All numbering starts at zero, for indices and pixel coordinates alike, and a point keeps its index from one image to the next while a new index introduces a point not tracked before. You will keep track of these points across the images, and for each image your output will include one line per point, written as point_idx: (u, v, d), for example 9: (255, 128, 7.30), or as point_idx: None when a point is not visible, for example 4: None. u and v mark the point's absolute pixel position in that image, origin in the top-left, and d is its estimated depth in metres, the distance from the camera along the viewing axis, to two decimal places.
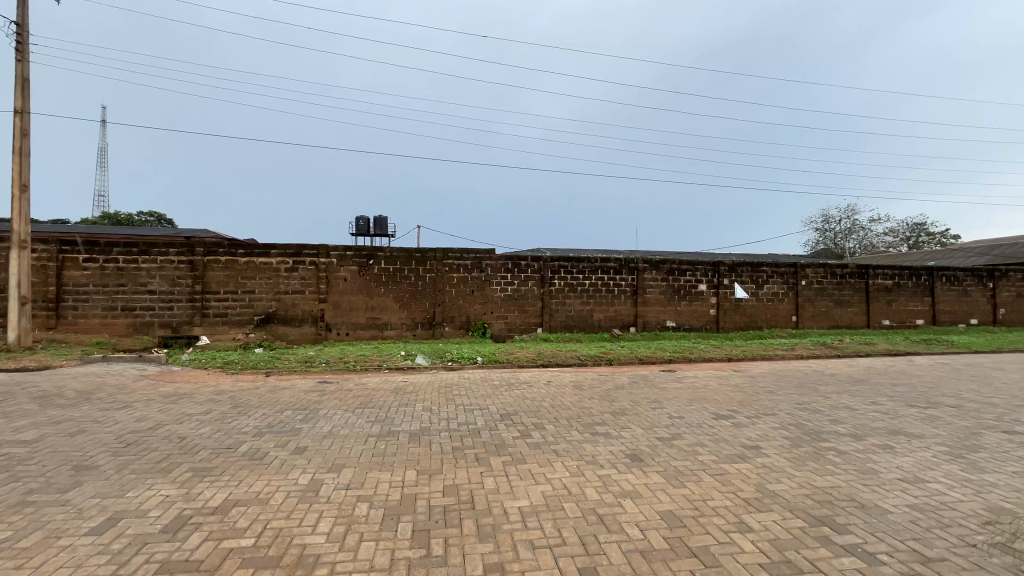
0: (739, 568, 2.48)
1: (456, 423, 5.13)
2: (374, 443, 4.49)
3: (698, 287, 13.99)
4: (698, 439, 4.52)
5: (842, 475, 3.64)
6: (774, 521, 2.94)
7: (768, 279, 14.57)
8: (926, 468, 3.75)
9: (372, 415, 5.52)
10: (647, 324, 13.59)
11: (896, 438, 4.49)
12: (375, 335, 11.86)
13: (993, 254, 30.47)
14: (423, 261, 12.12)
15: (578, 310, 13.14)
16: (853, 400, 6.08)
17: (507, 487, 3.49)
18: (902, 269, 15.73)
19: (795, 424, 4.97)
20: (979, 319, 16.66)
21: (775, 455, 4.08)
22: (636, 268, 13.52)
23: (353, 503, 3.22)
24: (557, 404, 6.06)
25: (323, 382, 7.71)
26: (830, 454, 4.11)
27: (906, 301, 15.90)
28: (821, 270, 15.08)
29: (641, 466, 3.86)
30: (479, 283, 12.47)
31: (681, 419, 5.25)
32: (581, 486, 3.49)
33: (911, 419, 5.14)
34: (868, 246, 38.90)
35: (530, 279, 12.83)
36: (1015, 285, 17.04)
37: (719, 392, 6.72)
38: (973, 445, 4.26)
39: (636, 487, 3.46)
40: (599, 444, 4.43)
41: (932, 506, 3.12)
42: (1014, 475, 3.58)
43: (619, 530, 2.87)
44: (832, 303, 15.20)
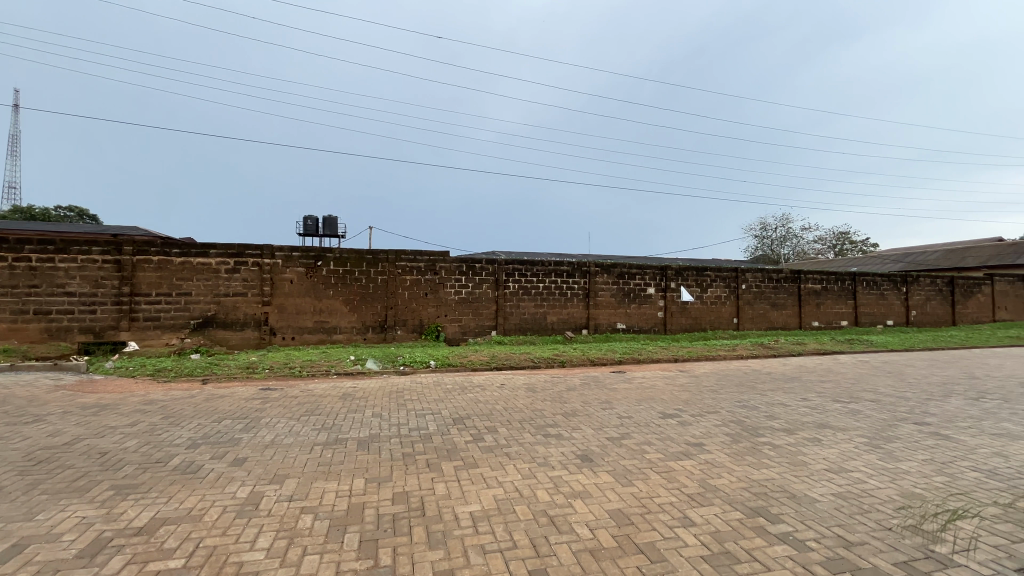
0: (682, 562, 2.57)
1: (407, 429, 5.03)
2: (320, 452, 4.32)
3: (647, 291, 14.48)
4: (646, 438, 4.66)
5: (775, 468, 3.87)
6: (715, 515, 3.08)
7: (712, 283, 15.30)
8: (849, 458, 4.06)
9: (318, 422, 5.31)
10: (599, 326, 13.92)
11: (823, 431, 4.83)
12: (323, 339, 11.45)
13: (906, 261, 33.53)
14: (375, 263, 11.82)
15: (532, 313, 13.25)
16: (787, 397, 6.48)
17: (458, 492, 3.45)
18: (830, 274, 17.00)
19: (735, 421, 5.23)
20: (895, 320, 18.27)
21: (717, 451, 4.27)
22: (589, 272, 13.82)
23: (296, 516, 3.07)
24: (509, 406, 6.07)
25: (266, 389, 7.35)
26: (765, 448, 4.36)
27: (832, 304, 17.18)
28: (759, 275, 16.02)
29: (590, 466, 3.94)
30: (433, 285, 12.31)
31: (630, 419, 5.39)
32: (532, 488, 3.52)
33: (837, 413, 5.55)
34: (800, 253, 41.76)
35: (484, 282, 12.81)
36: (924, 289, 18.82)
37: (665, 391, 6.97)
38: (889, 436, 4.65)
39: (586, 487, 3.53)
40: (551, 445, 4.48)
41: (854, 493, 3.37)
42: (923, 462, 3.93)
43: (569, 530, 2.91)
44: (769, 305, 16.17)
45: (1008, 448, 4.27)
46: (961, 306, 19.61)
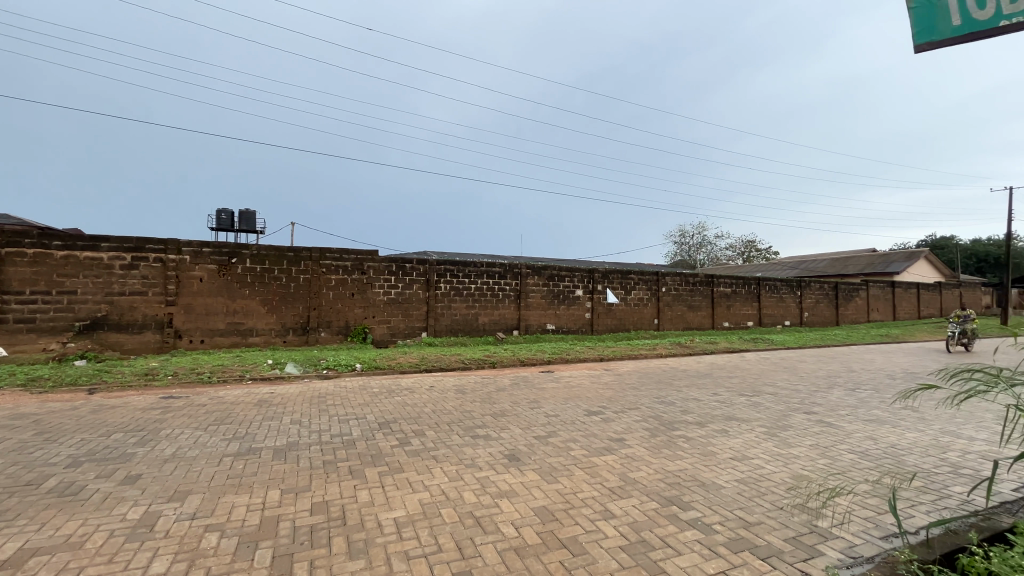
0: (602, 553, 2.67)
1: (329, 436, 4.79)
2: (230, 464, 4.00)
3: (576, 292, 14.95)
4: (572, 436, 4.79)
5: (687, 458, 4.15)
6: (633, 506, 3.24)
7: (635, 286, 16.13)
8: (750, 447, 4.45)
9: (228, 432, 4.91)
10: (529, 326, 14.16)
11: (730, 423, 5.26)
12: (237, 342, 10.62)
13: (801, 267, 37.48)
14: (297, 261, 11.18)
15: (463, 314, 13.18)
16: (699, 392, 6.97)
17: (382, 499, 3.35)
18: (738, 279, 18.57)
19: (653, 416, 5.55)
20: (791, 321, 20.32)
21: (637, 446, 4.50)
22: (520, 274, 14.00)
23: (199, 535, 2.82)
24: (438, 409, 6.00)
25: (168, 397, 6.67)
26: (680, 440, 4.66)
27: (740, 306, 18.77)
28: (677, 279, 17.11)
29: (517, 465, 3.99)
30: (360, 285, 11.85)
31: (557, 417, 5.52)
32: (459, 490, 3.49)
33: (741, 406, 6.06)
34: (714, 259, 45.23)
35: (415, 282, 12.54)
36: (815, 292, 21.12)
37: (591, 390, 7.24)
38: (784, 425, 5.17)
39: (512, 486, 3.56)
40: (479, 446, 4.48)
41: (754, 478, 3.71)
42: (811, 447, 4.41)
43: (495, 530, 2.93)
44: (686, 307, 17.34)
45: (876, 432, 4.90)
46: (843, 308, 22.23)
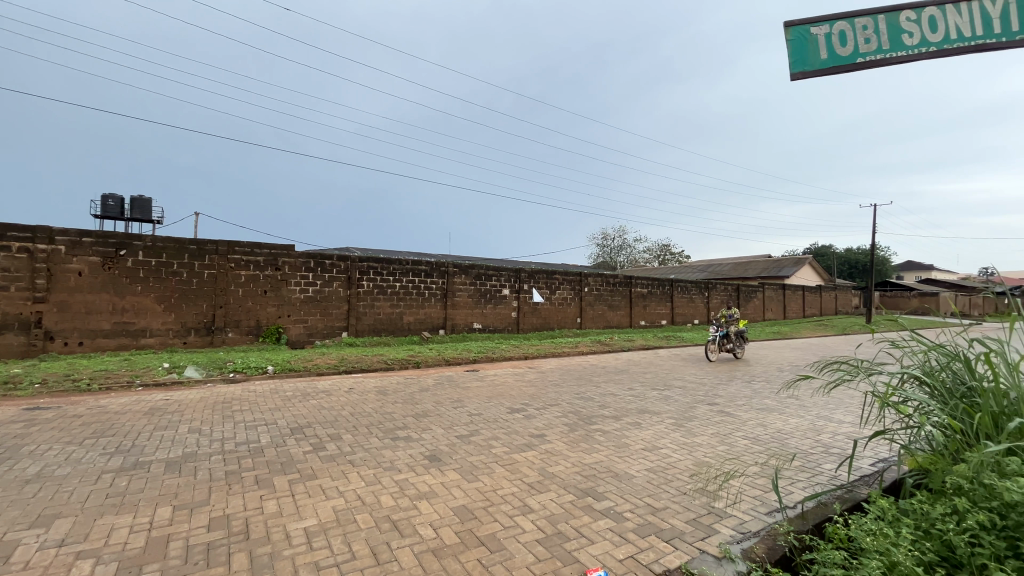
0: (519, 548, 2.72)
1: (233, 444, 4.42)
2: (111, 481, 3.55)
3: (502, 292, 15.09)
4: (494, 433, 4.83)
5: (603, 451, 4.35)
6: (550, 500, 3.33)
7: (559, 286, 16.60)
8: (660, 437, 4.76)
9: (109, 445, 4.36)
10: (455, 326, 14.06)
11: (642, 416, 5.59)
12: (125, 344, 9.47)
13: (708, 271, 40.68)
14: (200, 255, 10.20)
15: (386, 313, 12.78)
16: (616, 388, 7.32)
17: (292, 508, 3.15)
18: (654, 281, 19.80)
19: (573, 412, 5.74)
20: (699, 319, 22.02)
21: (556, 441, 4.63)
22: (447, 272, 13.88)
23: (69, 564, 2.47)
24: (357, 411, 5.77)
25: (34, 408, 5.79)
26: (597, 434, 4.87)
27: (655, 305, 20.02)
28: (599, 280, 17.88)
29: (438, 466, 3.95)
30: (274, 282, 11.08)
31: (480, 416, 5.53)
32: (376, 494, 3.38)
33: (653, 400, 6.46)
34: (633, 261, 47.81)
35: (335, 279, 11.96)
36: (720, 294, 23.06)
37: (514, 388, 7.33)
38: (690, 416, 5.58)
39: (432, 487, 3.52)
40: (398, 448, 4.36)
41: (661, 467, 3.97)
42: (711, 435, 4.81)
43: (413, 532, 2.87)
44: (607, 307, 18.19)
45: (766, 419, 5.45)
46: (744, 308, 24.49)
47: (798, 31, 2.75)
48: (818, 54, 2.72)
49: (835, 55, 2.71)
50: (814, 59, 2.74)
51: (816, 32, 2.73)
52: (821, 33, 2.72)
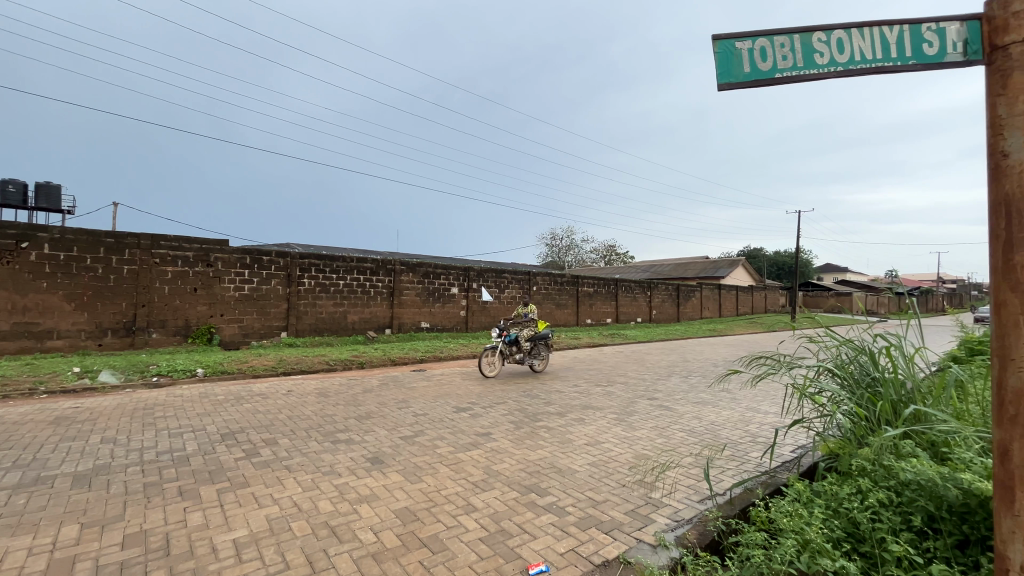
0: (462, 547, 2.70)
1: (154, 453, 4.10)
2: (5, 500, 3.18)
3: (451, 290, 14.96)
4: (439, 433, 4.78)
5: (548, 447, 4.42)
6: (494, 498, 3.34)
7: (508, 284, 16.69)
8: (602, 432, 4.90)
9: (5, 460, 3.90)
10: (402, 325, 13.78)
11: (586, 412, 5.73)
12: (28, 347, 8.52)
13: (651, 271, 42.25)
14: (119, 249, 9.38)
15: (329, 313, 12.31)
16: (562, 385, 7.48)
17: (220, 519, 2.96)
18: (600, 281, 20.35)
19: (519, 410, 5.79)
20: (642, 318, 22.88)
21: (502, 438, 4.65)
22: (393, 270, 13.58)
23: None
24: (296, 414, 5.52)
25: None
26: (542, 431, 4.94)
27: (601, 304, 20.59)
28: (547, 279, 18.15)
29: (380, 468, 3.85)
30: (205, 279, 10.37)
31: (425, 416, 5.45)
32: (314, 500, 3.25)
33: (597, 396, 6.64)
34: (581, 262, 48.92)
35: (273, 277, 11.38)
36: (661, 293, 24.07)
37: (461, 387, 7.29)
38: (631, 411, 5.79)
39: (373, 490, 3.43)
40: (339, 451, 4.22)
41: (603, 461, 4.09)
42: (651, 429, 5.01)
43: (352, 537, 2.78)
44: (554, 305, 18.50)
45: (701, 412, 5.75)
46: (683, 307, 25.70)
47: (717, 45, 1.71)
48: (743, 72, 1.68)
49: (764, 78, 1.68)
50: (736, 78, 1.70)
51: (740, 45, 1.70)
52: (747, 47, 1.69)
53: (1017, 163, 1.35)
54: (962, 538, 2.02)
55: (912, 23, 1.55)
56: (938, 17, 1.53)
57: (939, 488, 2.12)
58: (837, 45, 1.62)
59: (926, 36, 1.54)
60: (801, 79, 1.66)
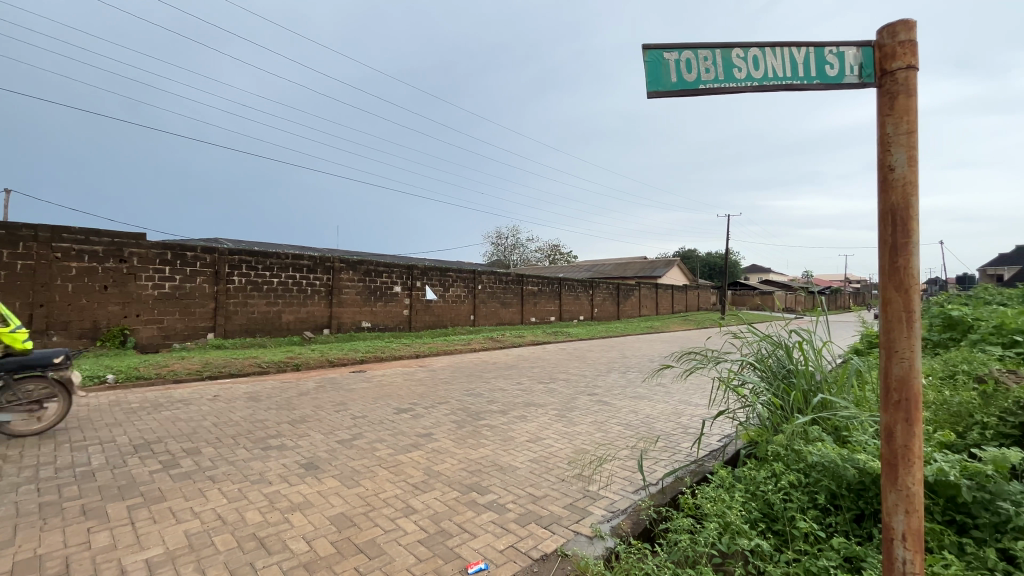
0: (399, 551, 2.65)
1: (53, 470, 3.69)
2: None
3: (394, 289, 14.61)
4: (379, 436, 4.66)
5: (489, 445, 4.44)
6: (435, 499, 3.30)
7: (452, 283, 16.53)
8: (543, 428, 4.99)
9: None
10: (342, 325, 13.28)
11: (528, 409, 5.80)
12: None
13: (593, 270, 43.39)
14: (12, 242, 8.36)
15: (262, 312, 11.64)
16: (506, 383, 7.53)
17: (131, 538, 2.72)
18: (544, 280, 20.68)
19: (461, 409, 5.77)
20: (584, 316, 23.51)
21: (443, 438, 4.61)
22: (332, 268, 13.06)
23: None
24: (222, 421, 5.18)
25: None
26: (484, 429, 4.95)
27: (545, 302, 20.94)
28: (492, 277, 18.21)
29: (314, 474, 3.69)
30: (118, 276, 9.49)
31: (365, 418, 5.29)
32: (240, 511, 3.06)
33: (540, 393, 6.75)
34: (526, 261, 49.45)
35: (198, 274, 10.59)
36: (603, 291, 24.85)
37: (402, 387, 7.15)
38: (572, 407, 5.93)
39: (307, 497, 3.29)
40: (270, 458, 4.01)
41: (544, 456, 4.17)
42: (590, 424, 5.16)
43: (282, 548, 2.65)
44: (499, 304, 18.58)
45: (637, 406, 6.00)
46: (623, 305, 26.68)
47: (646, 54, 1.77)
48: (671, 81, 1.76)
49: (690, 89, 1.77)
50: (664, 86, 1.78)
51: (667, 56, 1.77)
52: (673, 58, 1.78)
53: (901, 178, 1.51)
54: (859, 512, 2.26)
55: (816, 46, 1.68)
56: (838, 43, 1.66)
57: (841, 468, 2.35)
58: (752, 62, 1.74)
59: (828, 58, 1.67)
60: (722, 92, 1.76)
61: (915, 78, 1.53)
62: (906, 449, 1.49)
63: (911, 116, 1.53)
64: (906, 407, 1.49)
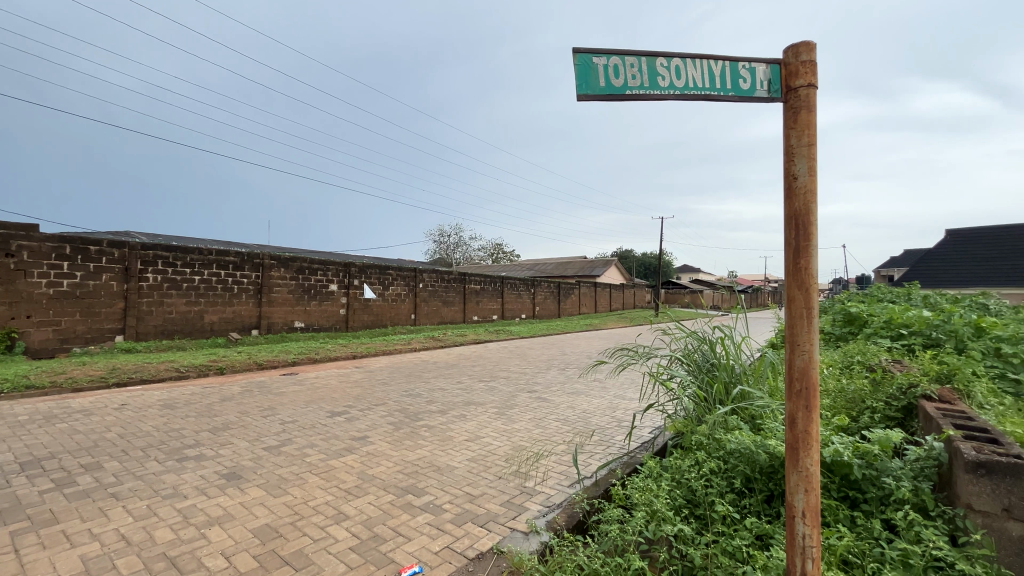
0: (329, 560, 2.55)
1: None
2: None
3: (329, 287, 14.01)
4: (310, 441, 4.45)
5: (427, 446, 4.37)
6: (368, 503, 3.20)
7: (393, 282, 16.11)
8: (482, 427, 4.99)
9: None
10: (272, 325, 12.55)
11: (467, 408, 5.78)
12: None
13: (535, 269, 43.98)
14: None
15: (180, 313, 10.74)
16: (445, 382, 7.45)
17: (13, 567, 2.41)
18: (486, 278, 20.69)
19: (399, 410, 5.64)
20: (526, 314, 23.80)
21: (379, 441, 4.48)
22: (261, 265, 12.31)
23: None
24: (131, 431, 4.72)
25: None
26: (422, 430, 4.87)
27: (487, 300, 20.97)
28: (434, 276, 17.96)
29: (237, 484, 3.46)
30: (4, 273, 8.38)
31: (295, 423, 5.04)
32: (149, 530, 2.81)
33: (480, 391, 6.74)
34: (469, 259, 49.28)
35: (105, 270, 9.59)
36: (544, 289, 25.28)
37: (337, 389, 6.89)
38: (512, 404, 5.98)
39: (227, 509, 3.07)
40: (186, 470, 3.70)
41: (482, 455, 4.16)
42: (528, 421, 5.23)
43: (197, 566, 2.46)
44: (441, 303, 18.35)
45: (574, 401, 6.15)
46: (564, 303, 27.30)
47: (576, 58, 1.82)
48: (599, 85, 1.81)
49: (617, 93, 1.82)
50: (593, 90, 1.82)
51: (596, 61, 1.83)
52: (602, 64, 1.83)
53: (803, 186, 1.65)
54: (769, 493, 2.45)
55: (731, 61, 1.79)
56: (750, 59, 1.79)
57: (754, 453, 2.54)
58: (675, 72, 1.83)
59: (742, 73, 1.79)
60: (647, 98, 1.83)
61: (814, 95, 1.68)
62: (806, 434, 1.63)
63: (811, 130, 1.67)
64: (806, 395, 1.63)
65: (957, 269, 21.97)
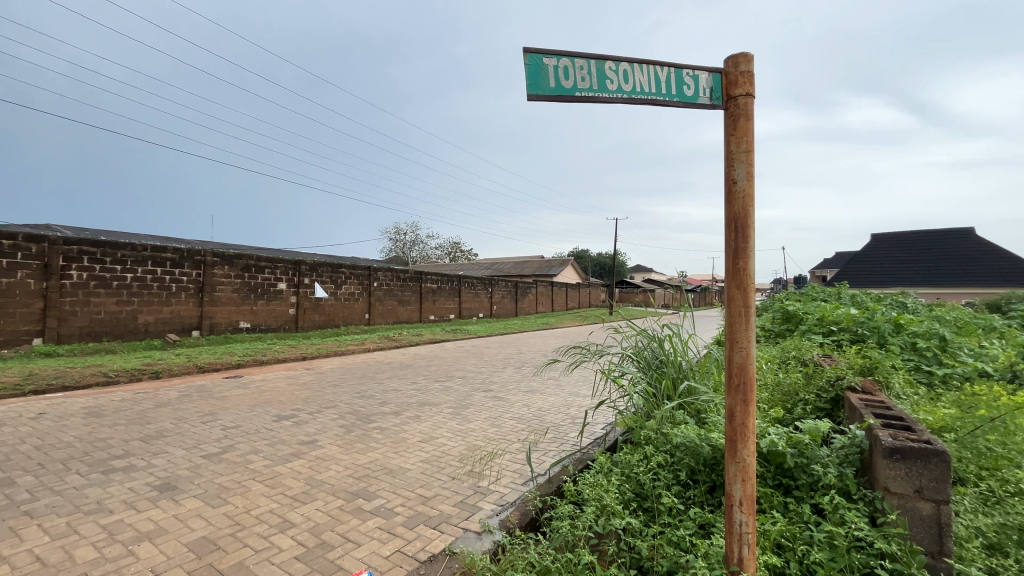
0: (272, 570, 2.44)
1: None
2: None
3: (278, 286, 13.42)
4: (253, 446, 4.24)
5: (379, 448, 4.27)
6: (316, 509, 3.09)
7: (346, 280, 15.65)
8: (437, 427, 4.94)
9: None
10: (215, 326, 11.88)
11: (421, 409, 5.69)
12: None
13: (493, 269, 43.98)
14: None
15: (109, 313, 9.97)
16: (399, 383, 7.31)
17: None
18: (443, 277, 20.48)
19: (350, 412, 5.48)
20: (483, 313, 23.76)
21: (329, 445, 4.33)
22: (203, 262, 11.63)
23: None
24: (49, 443, 4.32)
25: None
26: (374, 432, 4.75)
27: (444, 300, 20.75)
28: (389, 274, 17.59)
29: (171, 496, 3.24)
30: None
31: (238, 428, 4.80)
32: (70, 549, 2.58)
33: (435, 391, 6.65)
34: (426, 258, 48.65)
35: (21, 267, 8.75)
36: (501, 288, 25.33)
37: (285, 392, 6.61)
38: (467, 404, 5.94)
39: (160, 523, 2.88)
40: (114, 482, 3.44)
41: (436, 456, 4.11)
42: (484, 420, 5.21)
43: None
44: (396, 302, 18.00)
45: (530, 399, 6.20)
46: (521, 302, 27.47)
47: (527, 58, 1.82)
48: (550, 86, 1.82)
49: (567, 94, 1.84)
50: (543, 90, 1.83)
51: (547, 62, 1.83)
52: (553, 64, 1.84)
53: (741, 191, 1.73)
54: (712, 484, 2.56)
55: (676, 68, 1.84)
56: (693, 66, 1.85)
57: (698, 446, 2.64)
58: (623, 76, 1.87)
59: (686, 80, 1.85)
60: (596, 100, 1.86)
61: (751, 104, 1.77)
62: (743, 426, 1.71)
63: (749, 137, 1.76)
64: (744, 389, 1.71)
65: (882, 270, 23.84)
